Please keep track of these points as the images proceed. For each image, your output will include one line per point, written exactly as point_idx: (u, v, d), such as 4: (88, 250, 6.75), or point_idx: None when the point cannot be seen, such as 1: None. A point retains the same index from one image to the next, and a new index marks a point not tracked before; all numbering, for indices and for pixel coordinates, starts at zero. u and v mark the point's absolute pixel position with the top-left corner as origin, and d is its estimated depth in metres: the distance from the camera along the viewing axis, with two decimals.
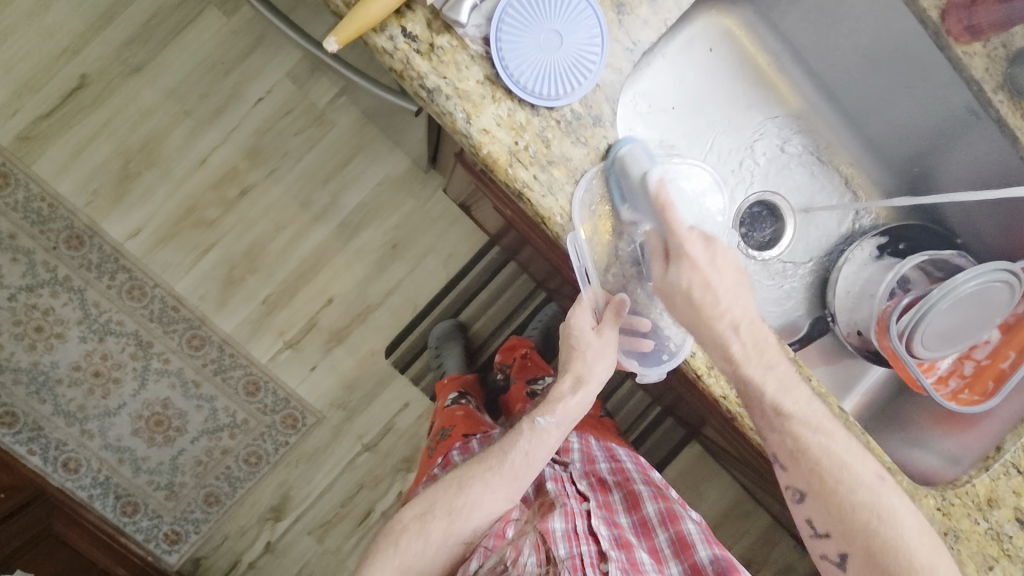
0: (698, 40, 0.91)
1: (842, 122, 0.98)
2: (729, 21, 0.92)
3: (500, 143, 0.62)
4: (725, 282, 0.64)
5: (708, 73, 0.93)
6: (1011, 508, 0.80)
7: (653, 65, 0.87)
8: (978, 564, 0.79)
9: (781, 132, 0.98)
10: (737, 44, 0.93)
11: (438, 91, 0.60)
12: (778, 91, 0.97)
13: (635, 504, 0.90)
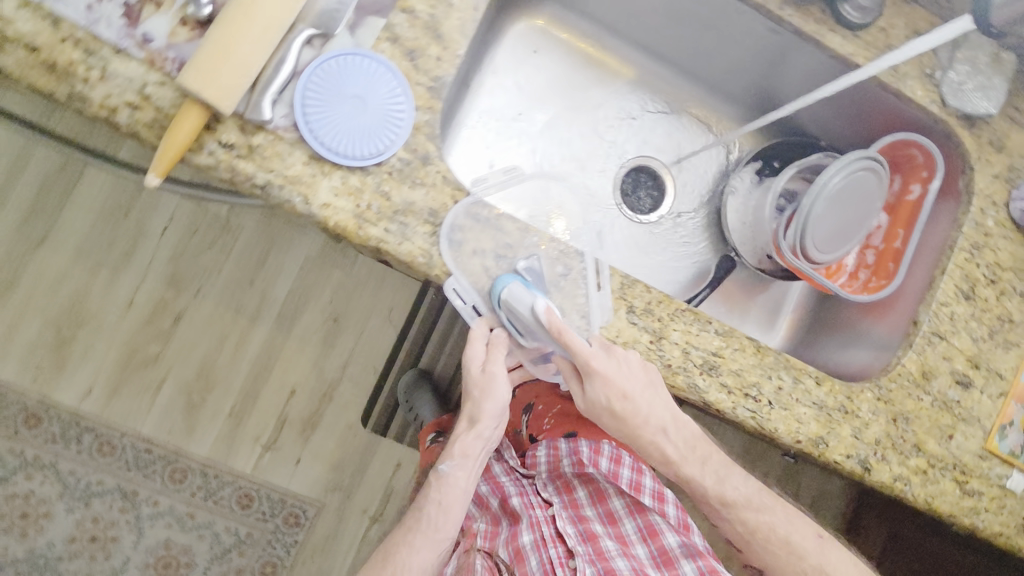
0: (522, 47, 1.00)
1: (678, 75, 1.04)
2: (546, 17, 1.00)
3: (343, 211, 0.66)
4: (637, 386, 0.73)
5: (543, 72, 1.02)
6: (949, 375, 0.84)
7: (487, 84, 0.98)
8: (936, 437, 0.83)
9: (628, 100, 1.05)
10: (560, 36, 1.01)
11: (270, 185, 0.64)
12: (611, 66, 1.03)
13: (599, 495, 0.97)
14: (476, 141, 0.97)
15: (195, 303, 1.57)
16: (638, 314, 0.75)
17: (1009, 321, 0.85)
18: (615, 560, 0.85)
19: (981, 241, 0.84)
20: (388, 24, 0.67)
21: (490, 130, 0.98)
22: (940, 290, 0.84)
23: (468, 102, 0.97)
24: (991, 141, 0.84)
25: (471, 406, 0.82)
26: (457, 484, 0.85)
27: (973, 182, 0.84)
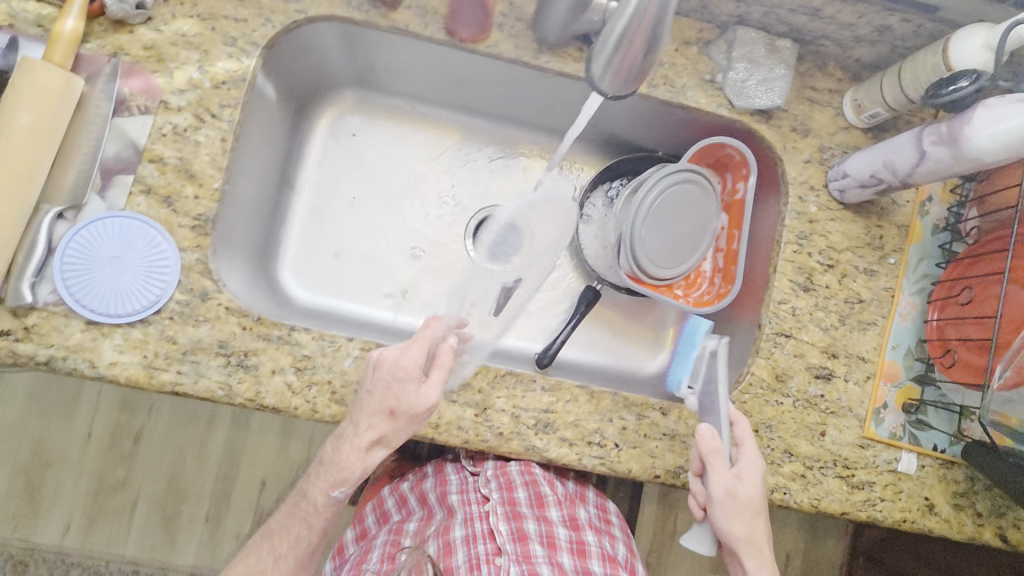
0: (337, 131, 0.99)
1: (500, 122, 1.02)
2: (353, 97, 0.98)
3: (132, 365, 0.69)
4: (744, 468, 0.72)
5: (366, 150, 1.00)
6: (806, 371, 0.81)
7: (309, 178, 0.97)
8: (806, 438, 0.80)
9: (461, 157, 1.03)
10: (373, 111, 0.99)
11: (54, 358, 0.67)
12: (433, 130, 1.02)
13: (539, 498, 0.89)
14: (311, 234, 0.98)
15: (144, 453, 1.57)
16: (456, 391, 0.74)
17: (860, 302, 0.82)
18: (540, 568, 0.80)
19: (807, 230, 0.81)
20: (139, 178, 0.70)
21: (324, 220, 0.98)
22: (774, 288, 0.81)
23: (294, 199, 0.97)
24: (794, 127, 0.82)
25: (321, 449, 0.72)
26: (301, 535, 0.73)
27: (784, 172, 0.82)
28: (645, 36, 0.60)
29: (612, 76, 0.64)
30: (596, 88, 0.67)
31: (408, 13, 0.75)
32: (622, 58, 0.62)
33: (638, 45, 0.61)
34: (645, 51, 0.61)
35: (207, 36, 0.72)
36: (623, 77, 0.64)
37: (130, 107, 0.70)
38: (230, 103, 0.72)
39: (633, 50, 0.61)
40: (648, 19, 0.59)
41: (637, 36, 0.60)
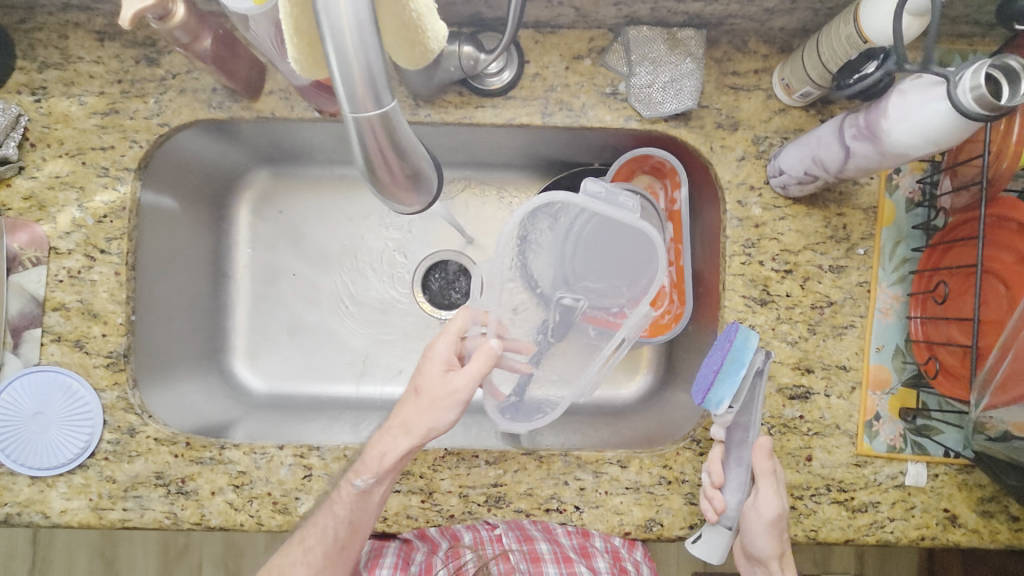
0: (262, 210, 0.96)
1: None
2: (270, 173, 0.96)
3: (81, 509, 0.70)
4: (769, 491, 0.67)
5: (298, 225, 0.97)
6: (778, 394, 0.72)
7: (244, 264, 0.96)
8: (790, 466, 0.72)
9: (395, 209, 0.99)
10: (294, 183, 0.97)
11: (10, 515, 0.69)
12: (361, 188, 0.98)
13: (584, 548, 0.73)
14: (259, 319, 0.96)
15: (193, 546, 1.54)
16: (397, 480, 0.71)
17: (830, 305, 0.72)
18: None
19: (754, 236, 0.72)
20: (47, 328, 0.70)
21: (267, 302, 0.96)
22: (727, 308, 0.72)
23: (233, 288, 0.95)
24: (719, 123, 0.72)
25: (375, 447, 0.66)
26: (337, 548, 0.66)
27: (717, 176, 0.72)
28: (387, 149, 0.48)
29: (389, 191, 0.54)
30: (387, 200, 0.56)
31: (272, 99, 0.71)
32: (382, 176, 0.51)
33: (387, 160, 0.49)
34: (398, 158, 0.50)
35: (79, 172, 0.70)
36: (400, 188, 0.53)
37: (23, 261, 0.69)
38: (116, 234, 0.70)
39: (387, 167, 0.50)
40: (378, 135, 0.47)
41: (379, 153, 0.48)
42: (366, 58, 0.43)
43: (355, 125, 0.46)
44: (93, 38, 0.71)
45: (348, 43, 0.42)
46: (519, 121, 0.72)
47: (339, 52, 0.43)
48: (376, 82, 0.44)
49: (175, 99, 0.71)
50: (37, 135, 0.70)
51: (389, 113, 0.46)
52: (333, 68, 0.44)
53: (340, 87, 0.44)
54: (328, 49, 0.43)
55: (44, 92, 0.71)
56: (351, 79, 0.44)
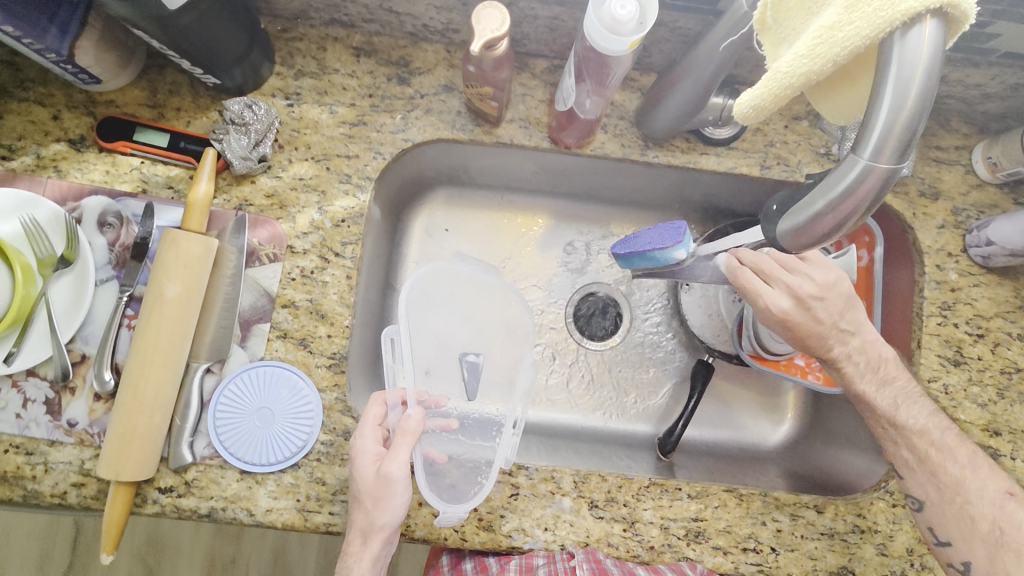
0: (430, 229, 0.95)
1: (588, 199, 0.97)
2: (444, 195, 0.95)
3: (287, 509, 0.68)
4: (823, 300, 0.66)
5: (462, 246, 0.96)
6: None
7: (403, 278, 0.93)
8: None
9: (556, 238, 0.99)
10: (464, 206, 0.97)
11: (214, 510, 0.68)
12: (525, 215, 0.98)
13: None
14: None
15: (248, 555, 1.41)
16: (602, 506, 0.72)
17: (1017, 371, 0.76)
18: None
19: (950, 299, 0.77)
20: (275, 324, 0.71)
21: None
22: (922, 366, 0.76)
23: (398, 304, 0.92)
24: (922, 192, 0.78)
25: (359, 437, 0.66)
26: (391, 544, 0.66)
27: (918, 241, 0.77)
28: (862, 202, 0.38)
29: (794, 236, 0.43)
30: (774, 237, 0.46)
31: (512, 127, 0.75)
32: (814, 226, 0.41)
33: (846, 215, 0.39)
34: (861, 216, 0.39)
35: (323, 177, 0.73)
36: (815, 238, 0.42)
37: (260, 257, 0.71)
38: (352, 239, 0.73)
39: (838, 216, 0.39)
40: (872, 186, 0.37)
41: (849, 202, 0.38)
42: (925, 99, 0.34)
43: (853, 169, 0.37)
44: (350, 53, 0.74)
45: (918, 78, 0.34)
46: (740, 171, 0.76)
47: (902, 85, 0.34)
48: (917, 133, 0.35)
49: (421, 118, 0.74)
50: (287, 138, 0.73)
51: (895, 173, 0.37)
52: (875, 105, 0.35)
53: (873, 126, 0.35)
54: (888, 77, 0.34)
55: (297, 98, 0.73)
56: (894, 120, 0.34)
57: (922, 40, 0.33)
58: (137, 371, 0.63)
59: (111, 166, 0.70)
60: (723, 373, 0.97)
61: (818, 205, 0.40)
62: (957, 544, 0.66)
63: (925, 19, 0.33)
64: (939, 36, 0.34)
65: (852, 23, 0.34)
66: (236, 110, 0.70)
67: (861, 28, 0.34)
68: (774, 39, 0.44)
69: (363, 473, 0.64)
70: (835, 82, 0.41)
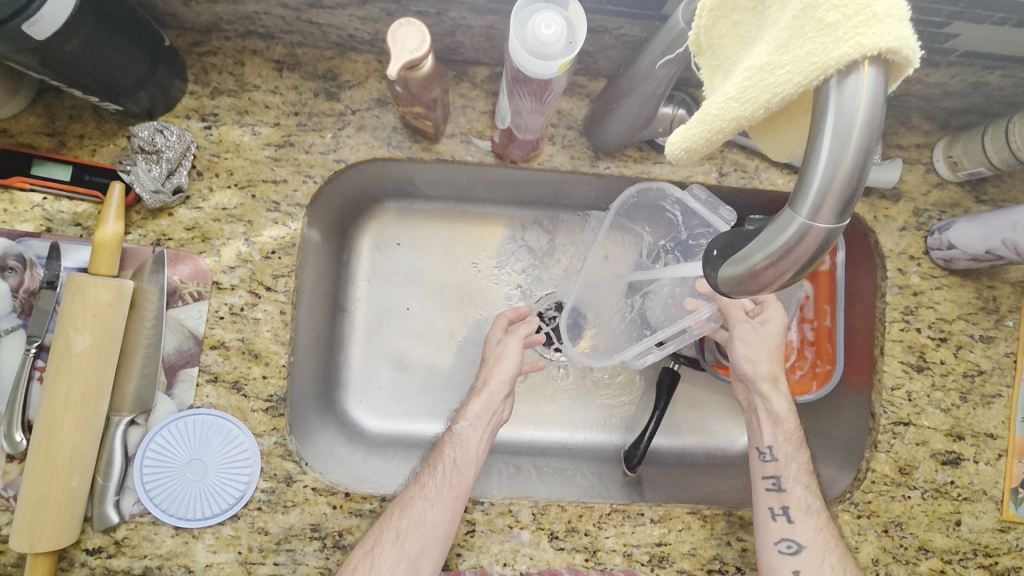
0: (382, 244, 0.88)
1: (541, 208, 0.89)
2: (393, 208, 0.88)
3: (228, 563, 0.64)
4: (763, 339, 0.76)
5: (417, 259, 0.89)
6: (931, 459, 0.74)
7: (355, 298, 0.86)
8: (942, 530, 0.73)
9: (513, 249, 0.90)
10: (416, 218, 0.89)
11: (149, 569, 0.63)
12: (477, 225, 0.90)
13: None
14: (372, 357, 0.87)
15: None
16: (562, 537, 0.69)
17: (980, 373, 0.75)
18: None
19: (912, 304, 0.75)
20: (204, 367, 0.66)
21: (375, 341, 0.87)
22: (885, 373, 0.74)
23: (351, 325, 0.86)
24: (882, 194, 0.75)
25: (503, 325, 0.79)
26: (501, 410, 0.76)
27: (879, 245, 0.75)
28: (801, 260, 0.35)
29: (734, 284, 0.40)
30: (715, 281, 0.43)
31: (452, 142, 0.70)
32: (756, 279, 0.38)
33: (784, 272, 0.36)
34: (800, 272, 0.36)
35: (248, 205, 0.67)
36: (757, 292, 0.39)
37: (183, 296, 0.65)
38: (284, 271, 0.67)
39: (778, 271, 0.36)
40: (810, 244, 0.34)
41: (789, 261, 0.35)
42: (864, 154, 0.31)
43: (791, 225, 0.34)
44: (271, 67, 0.68)
45: (856, 131, 0.31)
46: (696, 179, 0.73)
47: (839, 139, 0.31)
48: (858, 191, 0.32)
49: (354, 136, 0.69)
50: (206, 164, 0.67)
51: (835, 232, 0.33)
52: (815, 159, 0.32)
53: (810, 180, 0.32)
54: (824, 128, 0.31)
55: (215, 119, 0.67)
56: (831, 176, 0.31)
57: (859, 89, 0.30)
58: (47, 434, 0.58)
59: (9, 204, 0.64)
60: (692, 380, 0.94)
61: (754, 259, 0.36)
62: (805, 555, 0.67)
63: (863, 65, 0.30)
64: (880, 84, 0.31)
65: (782, 68, 0.33)
66: (145, 136, 0.63)
67: (791, 73, 0.32)
68: (710, 64, 0.41)
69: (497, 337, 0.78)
70: (774, 120, 0.39)
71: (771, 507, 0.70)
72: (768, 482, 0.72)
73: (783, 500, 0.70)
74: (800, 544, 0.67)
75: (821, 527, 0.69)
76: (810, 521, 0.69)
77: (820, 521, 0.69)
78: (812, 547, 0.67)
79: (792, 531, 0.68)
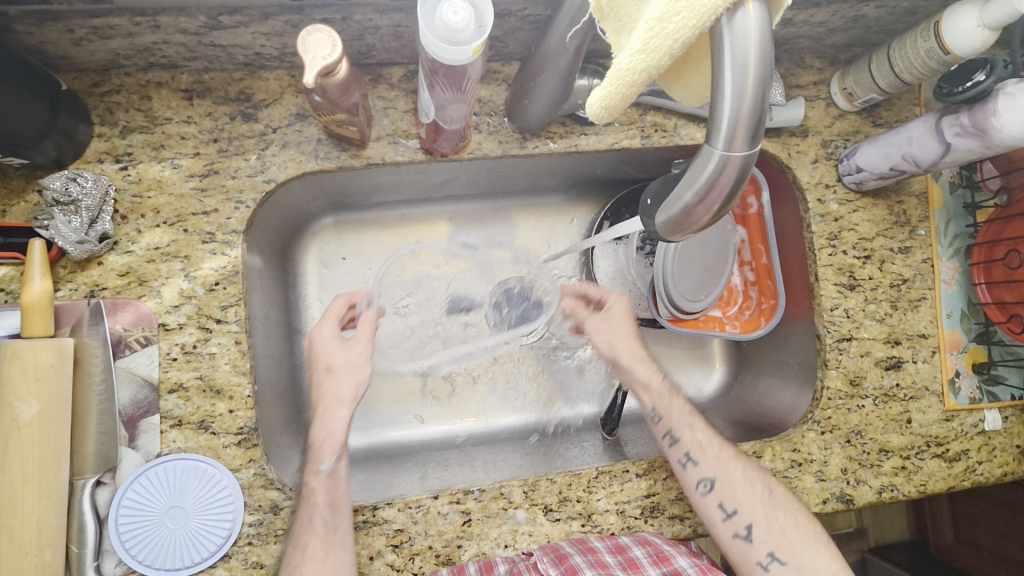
0: (328, 261, 0.87)
1: (478, 199, 0.90)
2: (332, 222, 0.87)
3: None
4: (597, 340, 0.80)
5: (366, 270, 0.89)
6: (876, 367, 0.80)
7: (311, 319, 0.86)
8: (897, 430, 0.79)
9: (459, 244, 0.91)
10: (356, 230, 0.88)
11: None
12: (420, 226, 0.90)
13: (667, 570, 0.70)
14: None
15: None
16: (556, 508, 0.71)
17: (904, 282, 0.81)
18: None
19: (835, 229, 0.80)
20: (165, 413, 0.64)
21: None
22: (823, 297, 0.80)
23: None
24: (792, 132, 0.80)
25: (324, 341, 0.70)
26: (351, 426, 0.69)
27: (798, 179, 0.80)
28: (725, 191, 0.39)
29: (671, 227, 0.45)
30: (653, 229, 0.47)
31: (380, 145, 0.70)
32: (689, 218, 0.42)
33: (713, 205, 0.40)
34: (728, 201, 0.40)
35: (181, 241, 0.66)
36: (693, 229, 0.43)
37: (129, 344, 0.63)
38: (231, 301, 0.66)
39: (708, 206, 0.40)
40: (730, 173, 0.38)
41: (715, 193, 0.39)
42: (763, 83, 0.35)
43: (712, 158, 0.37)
44: (181, 97, 0.67)
45: (751, 64, 0.34)
46: (621, 145, 0.75)
47: (738, 73, 0.34)
48: (762, 119, 0.36)
49: (280, 154, 0.68)
50: (128, 206, 0.65)
51: (749, 159, 0.37)
52: (722, 93, 0.35)
53: (721, 115, 0.36)
54: (724, 66, 0.34)
55: (130, 158, 0.65)
56: (738, 108, 0.35)
57: (748, 25, 0.34)
58: (8, 512, 0.55)
59: None
60: (653, 337, 0.97)
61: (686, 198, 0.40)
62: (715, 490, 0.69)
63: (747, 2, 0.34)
64: (765, 18, 0.34)
65: (678, 14, 0.35)
66: (57, 187, 0.60)
67: (687, 19, 0.34)
68: (614, 27, 0.43)
69: (329, 349, 0.70)
70: (679, 68, 0.42)
71: (681, 460, 0.72)
72: (668, 440, 0.74)
73: (681, 448, 0.72)
74: (710, 479, 0.70)
75: (720, 455, 0.71)
76: (710, 456, 0.71)
77: (720, 453, 0.71)
78: (720, 476, 0.70)
79: (701, 471, 0.70)
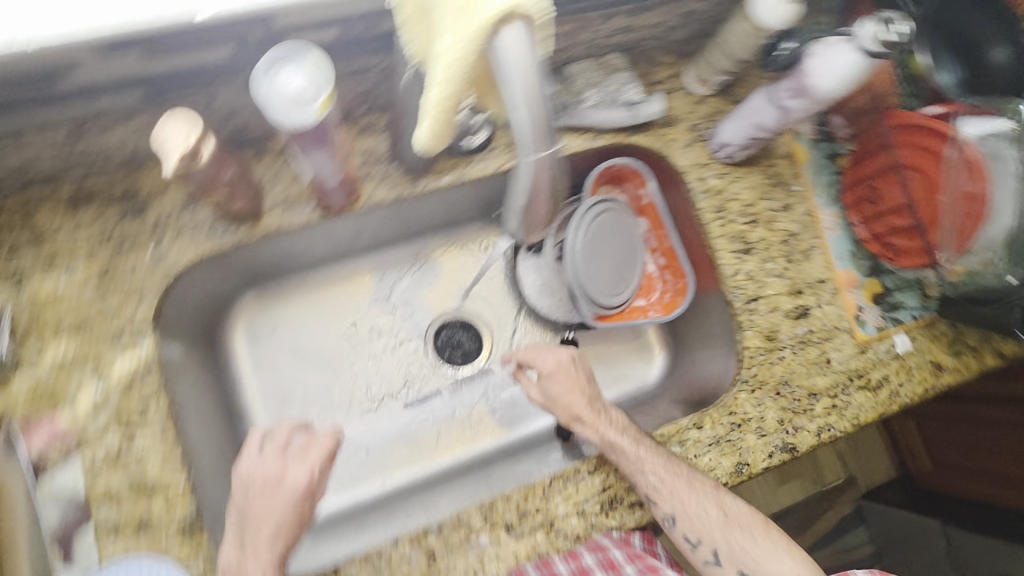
0: (256, 335, 0.88)
1: (393, 244, 0.93)
2: (254, 296, 0.88)
3: None
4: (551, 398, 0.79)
5: (297, 335, 0.90)
6: (787, 319, 0.85)
7: (250, 395, 0.86)
8: (819, 373, 0.84)
9: (384, 291, 0.94)
10: (280, 299, 0.90)
11: None
12: (342, 282, 0.92)
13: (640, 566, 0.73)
14: None
15: None
16: (517, 524, 0.72)
17: (793, 236, 0.88)
18: None
19: (719, 202, 0.87)
20: (100, 522, 0.62)
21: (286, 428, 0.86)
22: (724, 266, 0.85)
23: (254, 423, 0.85)
24: (660, 123, 0.87)
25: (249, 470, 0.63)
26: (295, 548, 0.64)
27: (675, 164, 0.87)
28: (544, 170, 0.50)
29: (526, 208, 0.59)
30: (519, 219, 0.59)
31: (275, 213, 0.72)
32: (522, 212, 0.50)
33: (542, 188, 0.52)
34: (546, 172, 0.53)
35: (89, 346, 0.65)
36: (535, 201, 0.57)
37: (50, 462, 0.62)
38: (150, 395, 0.66)
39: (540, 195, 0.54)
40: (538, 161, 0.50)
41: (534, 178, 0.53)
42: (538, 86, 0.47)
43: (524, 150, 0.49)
44: (65, 207, 0.67)
45: (525, 71, 0.45)
46: (507, 166, 0.80)
47: (518, 83, 0.46)
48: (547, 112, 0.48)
49: (176, 242, 0.69)
50: (27, 324, 0.64)
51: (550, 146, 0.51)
52: (513, 101, 0.47)
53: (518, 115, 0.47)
54: (506, 80, 0.46)
55: (22, 277, 0.65)
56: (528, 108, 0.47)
57: (512, 44, 0.45)
58: None
59: None
60: (590, 337, 1.01)
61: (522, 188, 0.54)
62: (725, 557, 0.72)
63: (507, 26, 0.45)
64: (524, 36, 0.46)
65: (457, 51, 0.47)
66: None
67: (463, 49, 0.46)
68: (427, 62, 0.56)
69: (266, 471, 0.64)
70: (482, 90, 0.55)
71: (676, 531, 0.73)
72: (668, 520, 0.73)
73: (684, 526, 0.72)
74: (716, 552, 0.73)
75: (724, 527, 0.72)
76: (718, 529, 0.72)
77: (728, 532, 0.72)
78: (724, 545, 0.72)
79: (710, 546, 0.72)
